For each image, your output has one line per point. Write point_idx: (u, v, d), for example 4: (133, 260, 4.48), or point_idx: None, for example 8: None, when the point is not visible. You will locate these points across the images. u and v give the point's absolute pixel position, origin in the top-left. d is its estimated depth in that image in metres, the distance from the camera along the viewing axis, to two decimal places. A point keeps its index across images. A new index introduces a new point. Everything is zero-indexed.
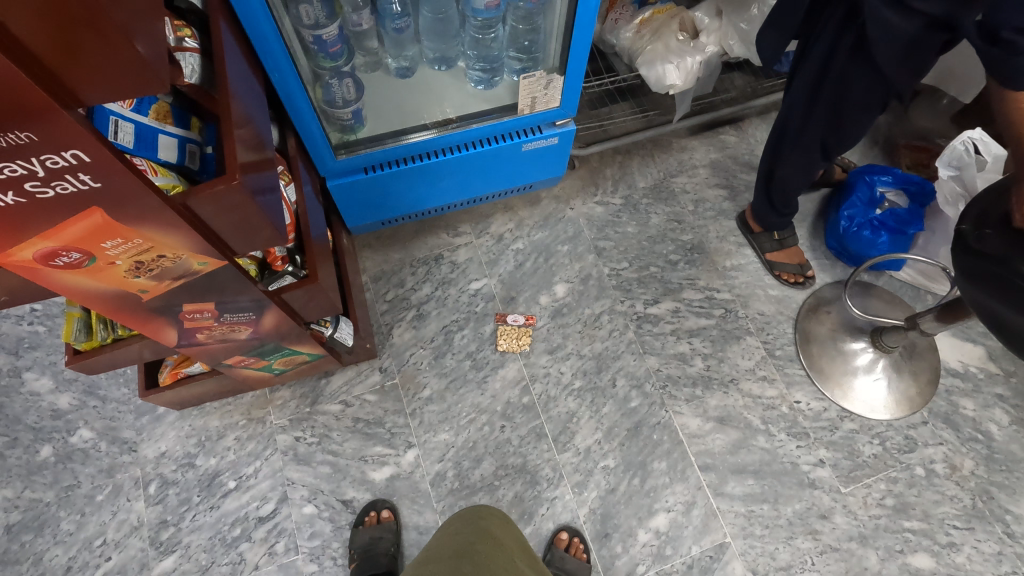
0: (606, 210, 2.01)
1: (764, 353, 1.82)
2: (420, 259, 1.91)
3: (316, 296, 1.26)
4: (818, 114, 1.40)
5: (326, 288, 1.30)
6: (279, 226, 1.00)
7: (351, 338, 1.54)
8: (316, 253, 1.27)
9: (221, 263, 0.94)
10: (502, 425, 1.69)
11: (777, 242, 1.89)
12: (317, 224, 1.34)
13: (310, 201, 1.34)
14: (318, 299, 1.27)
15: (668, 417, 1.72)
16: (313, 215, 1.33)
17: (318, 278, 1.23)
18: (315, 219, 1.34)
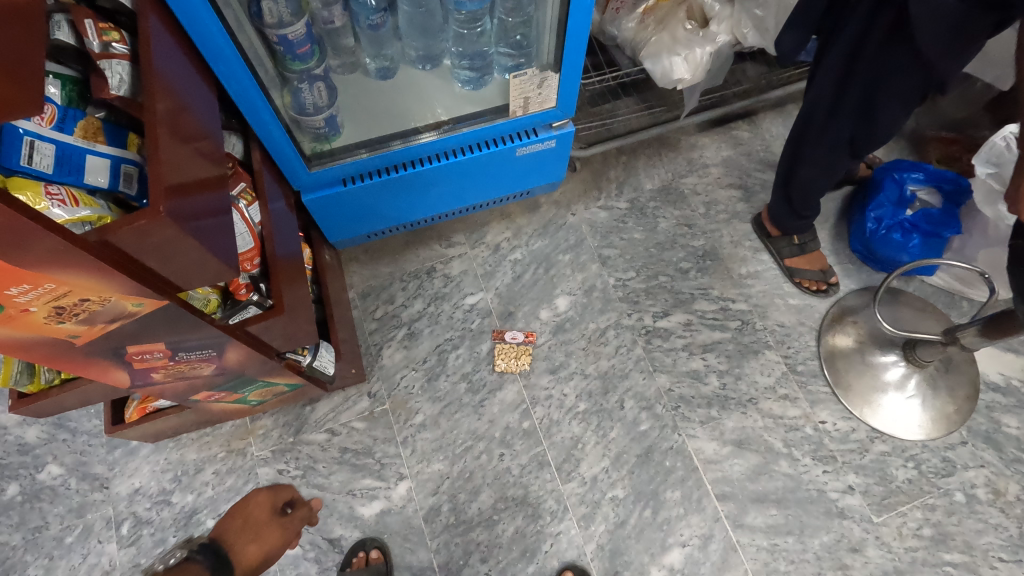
0: (610, 215, 1.86)
1: (785, 369, 1.67)
2: (411, 272, 1.78)
3: (286, 326, 1.14)
4: (844, 108, 1.25)
5: (299, 316, 1.17)
6: (225, 256, 0.89)
7: (332, 367, 1.41)
8: (286, 279, 1.14)
9: (162, 302, 0.82)
10: (501, 454, 1.56)
11: (796, 246, 1.75)
12: (288, 245, 1.22)
13: (280, 219, 1.22)
14: (290, 329, 1.15)
15: (681, 442, 1.58)
16: (283, 235, 1.21)
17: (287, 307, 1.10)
18: (286, 239, 1.21)
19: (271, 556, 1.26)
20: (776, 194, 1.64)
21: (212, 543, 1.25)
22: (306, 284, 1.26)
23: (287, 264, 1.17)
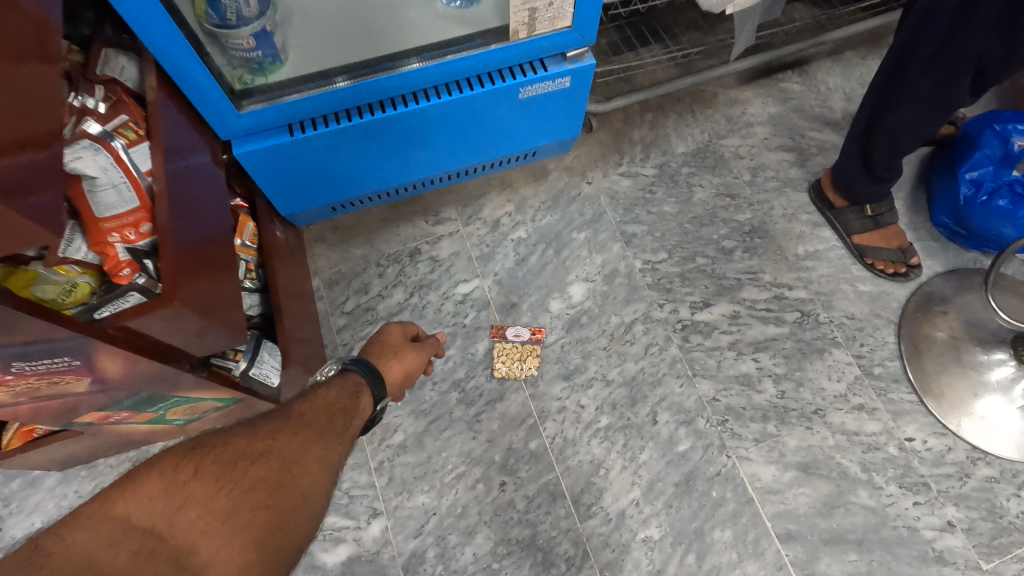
0: (634, 184, 1.52)
1: (859, 373, 1.33)
2: (390, 255, 1.44)
3: (194, 322, 0.80)
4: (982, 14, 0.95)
5: (214, 308, 0.84)
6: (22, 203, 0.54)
7: (277, 376, 1.07)
8: (192, 256, 0.81)
9: None
10: (502, 483, 1.23)
11: (869, 219, 1.40)
12: (203, 210, 0.88)
13: (191, 176, 0.88)
14: (199, 328, 0.81)
15: (730, 466, 1.25)
16: (195, 197, 0.87)
17: (187, 295, 0.76)
18: (200, 203, 0.88)
19: (410, 375, 1.10)
20: (849, 151, 1.30)
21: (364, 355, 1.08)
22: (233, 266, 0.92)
23: (197, 236, 0.84)
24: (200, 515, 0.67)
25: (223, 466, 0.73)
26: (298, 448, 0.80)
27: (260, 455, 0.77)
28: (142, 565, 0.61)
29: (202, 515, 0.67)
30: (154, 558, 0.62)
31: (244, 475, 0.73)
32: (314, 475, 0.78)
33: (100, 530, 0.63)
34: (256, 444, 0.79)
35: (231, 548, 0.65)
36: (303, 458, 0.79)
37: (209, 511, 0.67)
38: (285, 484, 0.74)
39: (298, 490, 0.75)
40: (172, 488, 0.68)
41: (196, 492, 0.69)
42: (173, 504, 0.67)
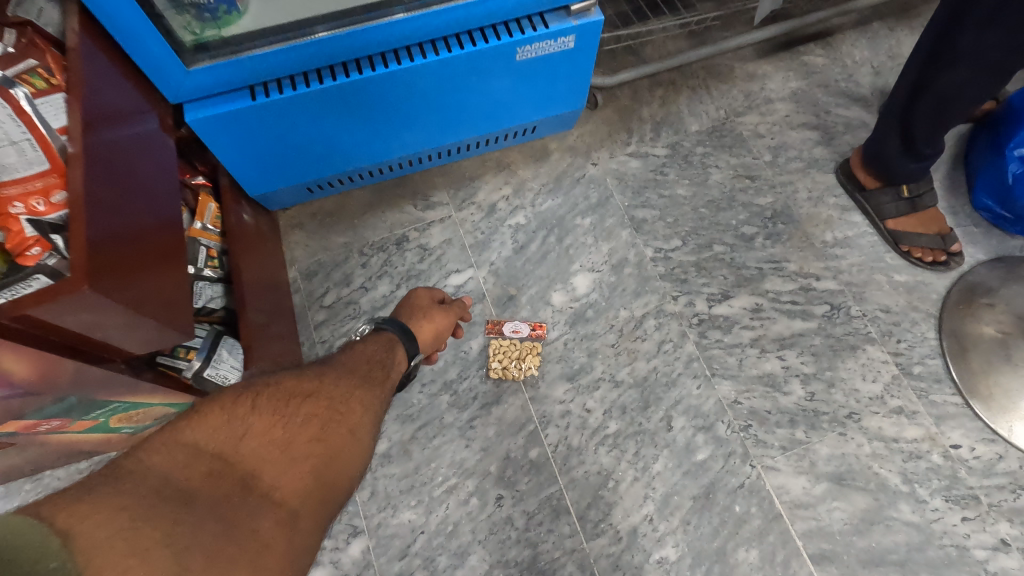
0: (644, 165, 1.38)
1: (897, 373, 1.19)
2: (375, 243, 1.30)
3: (118, 316, 0.65)
4: None
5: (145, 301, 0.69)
6: None
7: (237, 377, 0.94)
8: (117, 236, 0.67)
9: None
10: (498, 498, 1.10)
11: (906, 201, 1.26)
12: (137, 187, 0.75)
13: (123, 145, 0.75)
14: (124, 325, 0.67)
15: (755, 477, 1.11)
16: (126, 169, 0.74)
17: (104, 280, 0.62)
18: (133, 177, 0.74)
19: (439, 335, 1.05)
20: (885, 125, 1.17)
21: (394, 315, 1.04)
22: (175, 252, 0.78)
23: (125, 214, 0.70)
24: (264, 444, 0.66)
25: (276, 402, 0.72)
26: (342, 391, 0.81)
27: (310, 395, 0.76)
28: (219, 487, 0.59)
29: (264, 444, 0.66)
30: (228, 481, 0.60)
31: (296, 411, 0.72)
32: (359, 415, 0.79)
33: (168, 454, 0.59)
34: (304, 385, 0.78)
35: (295, 475, 0.66)
36: (346, 399, 0.80)
37: (271, 440, 0.67)
38: (335, 422, 0.75)
39: (346, 429, 0.76)
40: (233, 418, 0.66)
41: (258, 423, 0.67)
42: (237, 433, 0.65)
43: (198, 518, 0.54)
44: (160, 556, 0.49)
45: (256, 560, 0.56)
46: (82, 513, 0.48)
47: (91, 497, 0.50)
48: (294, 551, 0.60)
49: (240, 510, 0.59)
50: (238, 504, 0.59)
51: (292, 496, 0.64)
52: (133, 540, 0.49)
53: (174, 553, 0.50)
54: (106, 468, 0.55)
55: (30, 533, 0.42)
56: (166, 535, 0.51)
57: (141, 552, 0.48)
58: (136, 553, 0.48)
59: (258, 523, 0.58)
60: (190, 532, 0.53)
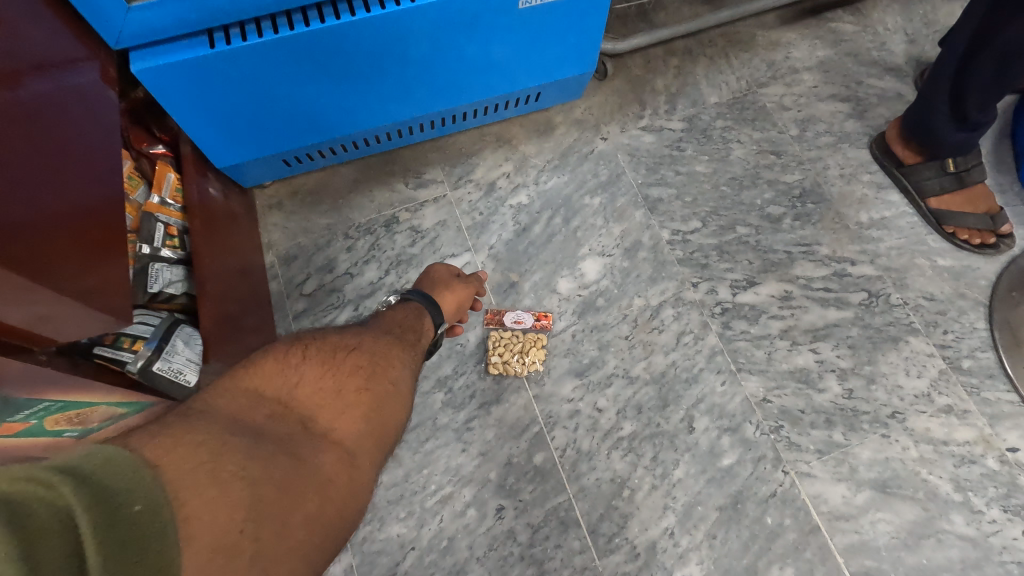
0: (658, 140, 1.26)
1: (945, 368, 1.07)
2: (362, 225, 1.18)
3: (54, 307, 0.55)
4: None
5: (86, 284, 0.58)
6: None
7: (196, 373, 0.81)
8: (38, 207, 0.55)
9: None
10: (499, 509, 0.97)
11: (951, 175, 1.14)
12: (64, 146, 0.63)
13: (44, 97, 0.63)
14: (63, 316, 0.56)
15: (789, 485, 0.98)
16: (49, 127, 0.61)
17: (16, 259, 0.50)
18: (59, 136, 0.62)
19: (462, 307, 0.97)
20: (931, 91, 1.06)
21: (417, 285, 0.97)
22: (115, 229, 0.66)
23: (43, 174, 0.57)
24: (318, 390, 0.64)
25: (325, 351, 0.70)
26: (386, 344, 0.78)
27: (354, 347, 0.73)
28: (280, 429, 0.58)
29: (318, 391, 0.64)
30: (288, 424, 0.59)
31: (345, 360, 0.71)
32: (402, 368, 0.76)
33: (232, 399, 0.59)
34: (347, 339, 0.75)
35: (350, 420, 0.64)
36: (391, 351, 0.77)
37: (324, 387, 0.65)
38: (383, 370, 0.73)
39: (390, 380, 0.72)
40: (287, 366, 0.65)
41: (310, 371, 0.66)
42: (291, 380, 0.64)
43: (269, 453, 0.53)
44: (237, 489, 0.47)
45: (323, 496, 0.54)
46: (163, 444, 0.45)
47: (168, 431, 0.48)
48: (356, 491, 0.58)
49: (301, 450, 0.57)
50: (299, 445, 0.57)
51: (350, 438, 0.62)
52: (211, 471, 0.46)
53: (248, 486, 0.48)
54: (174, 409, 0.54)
55: (120, 465, 0.39)
56: (239, 469, 0.48)
57: (221, 483, 0.46)
58: (215, 485, 0.45)
59: (321, 462, 0.57)
60: (260, 466, 0.50)
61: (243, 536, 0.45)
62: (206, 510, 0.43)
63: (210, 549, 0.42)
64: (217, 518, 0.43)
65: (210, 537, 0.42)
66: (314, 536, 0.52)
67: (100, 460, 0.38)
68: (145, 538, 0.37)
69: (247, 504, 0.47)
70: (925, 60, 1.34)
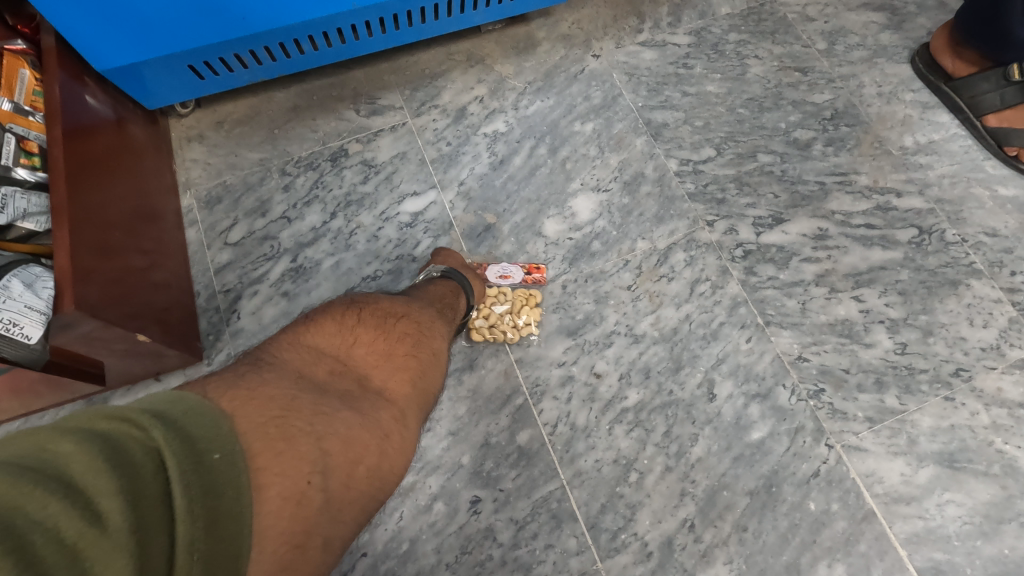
0: (661, 57, 1.05)
1: (1016, 316, 0.88)
2: (302, 158, 0.96)
3: None
4: None
5: None
6: None
7: (48, 326, 0.61)
8: None
9: None
10: (473, 502, 0.77)
11: (1016, 86, 0.93)
12: None
13: None
14: None
15: (835, 462, 0.79)
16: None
17: None
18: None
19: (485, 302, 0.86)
20: None
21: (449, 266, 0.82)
22: None
23: None
24: (372, 352, 0.59)
25: (378, 314, 0.64)
26: (430, 316, 0.71)
27: (402, 315, 0.66)
28: (340, 385, 0.52)
29: (373, 353, 0.59)
30: (346, 381, 0.53)
31: (395, 325, 0.64)
32: (440, 339, 0.69)
33: (295, 350, 0.53)
34: (397, 305, 0.68)
35: (401, 382, 0.58)
36: (436, 322, 0.70)
37: (378, 349, 0.59)
38: (426, 340, 0.66)
39: (430, 349, 0.66)
40: (344, 325, 0.59)
41: (366, 332, 0.60)
42: (346, 341, 0.57)
43: (334, 409, 0.47)
44: (305, 443, 0.42)
45: (382, 450, 0.50)
46: (234, 397, 0.41)
47: (241, 382, 0.43)
48: (404, 450, 0.53)
49: (361, 404, 0.51)
50: (359, 399, 0.52)
51: (401, 398, 0.57)
52: (281, 425, 0.41)
53: (316, 440, 0.43)
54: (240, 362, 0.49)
55: (199, 414, 0.36)
56: (306, 423, 0.43)
57: (290, 439, 0.41)
58: (285, 438, 0.40)
59: (378, 417, 0.51)
60: (325, 422, 0.45)
61: (311, 487, 0.41)
62: (275, 463, 0.38)
63: (280, 498, 0.37)
64: (285, 469, 0.39)
65: (280, 487, 0.38)
66: (372, 491, 0.47)
67: (183, 409, 0.36)
68: (226, 482, 0.33)
69: (315, 455, 0.42)
70: None
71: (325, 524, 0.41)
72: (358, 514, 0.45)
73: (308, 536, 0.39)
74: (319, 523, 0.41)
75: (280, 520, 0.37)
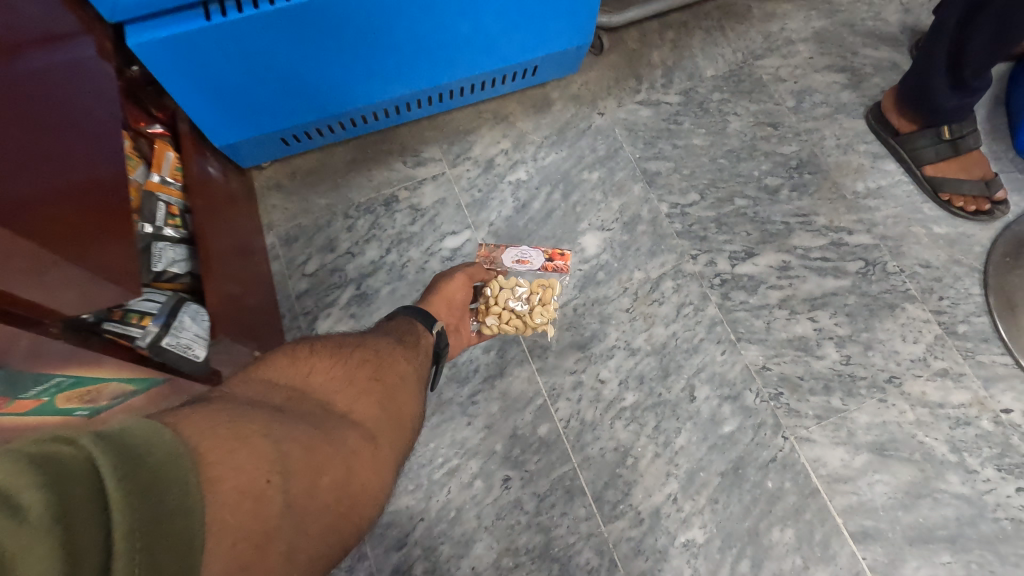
0: (656, 114, 1.26)
1: (940, 333, 1.08)
2: (362, 204, 1.18)
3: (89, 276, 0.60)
4: None
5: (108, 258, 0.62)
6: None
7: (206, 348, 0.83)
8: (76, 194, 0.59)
9: None
10: (505, 480, 0.99)
11: (947, 143, 1.15)
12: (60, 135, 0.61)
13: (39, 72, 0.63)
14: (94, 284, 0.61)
15: (788, 450, 1.00)
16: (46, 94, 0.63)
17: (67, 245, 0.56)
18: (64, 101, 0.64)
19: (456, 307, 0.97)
20: (928, 62, 1.06)
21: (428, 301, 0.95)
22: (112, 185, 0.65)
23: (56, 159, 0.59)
24: (330, 378, 0.67)
25: (332, 347, 0.73)
26: (386, 344, 0.79)
27: (358, 343, 0.75)
28: (298, 408, 0.59)
29: (330, 380, 0.67)
30: (307, 404, 0.61)
31: (352, 353, 0.73)
32: (405, 363, 0.77)
33: (252, 385, 0.61)
34: (348, 338, 0.77)
35: (366, 405, 0.67)
36: (392, 350, 0.78)
37: (336, 376, 0.68)
38: (387, 366, 0.74)
39: (396, 373, 0.74)
40: (297, 359, 0.67)
41: (320, 361, 0.68)
42: (303, 370, 0.66)
43: (289, 424, 0.54)
44: (260, 444, 0.48)
45: (348, 466, 0.57)
46: (181, 416, 0.46)
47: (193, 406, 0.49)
48: (378, 469, 0.60)
49: (327, 426, 0.59)
50: (320, 420, 0.59)
51: (366, 420, 0.65)
52: (234, 429, 0.48)
53: (273, 442, 0.50)
54: (198, 397, 0.56)
55: (131, 428, 0.41)
56: (261, 428, 0.50)
57: (244, 440, 0.47)
58: (240, 439, 0.47)
59: (346, 436, 0.59)
60: (281, 430, 0.52)
61: (270, 486, 0.47)
62: (233, 461, 0.45)
63: (237, 491, 0.43)
64: (241, 467, 0.45)
65: (236, 481, 0.44)
66: (337, 501, 0.53)
67: (121, 421, 0.41)
68: (164, 478, 0.39)
69: (273, 458, 0.48)
70: (920, 28, 1.34)
71: (287, 528, 0.47)
72: (325, 527, 0.51)
73: (265, 535, 0.45)
74: (278, 524, 0.46)
75: (238, 511, 0.43)
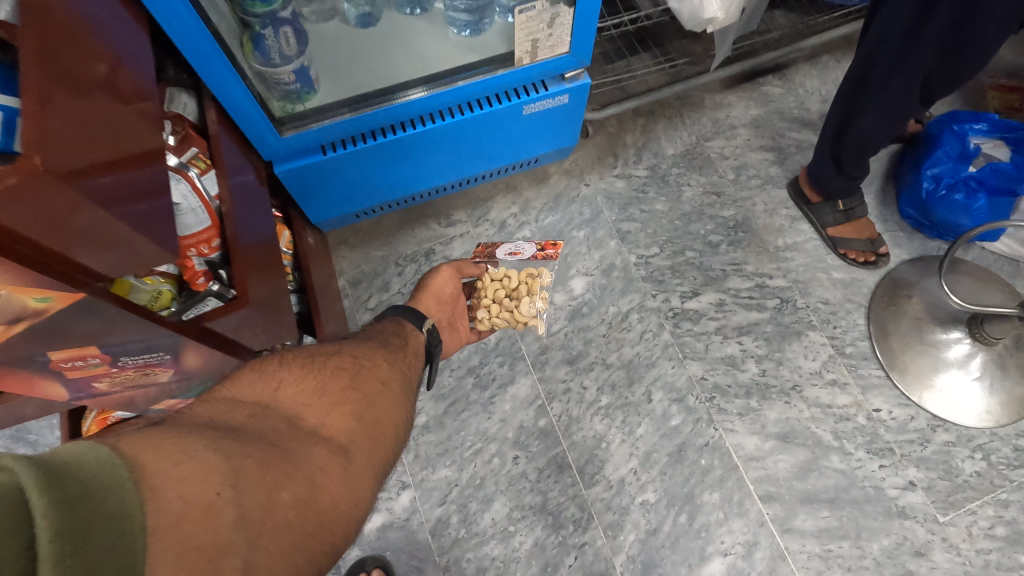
0: (628, 184, 1.66)
1: (833, 353, 1.48)
2: (408, 255, 1.58)
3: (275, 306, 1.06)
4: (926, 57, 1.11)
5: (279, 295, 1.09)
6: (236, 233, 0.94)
7: None
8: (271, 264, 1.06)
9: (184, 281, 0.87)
10: (515, 457, 1.39)
11: (841, 213, 1.54)
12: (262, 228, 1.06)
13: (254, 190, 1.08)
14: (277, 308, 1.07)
15: (718, 437, 1.40)
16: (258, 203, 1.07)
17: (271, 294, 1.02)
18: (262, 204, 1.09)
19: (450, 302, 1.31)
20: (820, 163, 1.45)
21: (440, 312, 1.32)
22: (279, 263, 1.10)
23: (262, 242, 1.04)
24: (299, 393, 0.76)
25: (301, 359, 0.83)
26: (357, 353, 0.92)
27: (333, 353, 0.89)
28: (263, 424, 0.68)
29: (298, 392, 0.76)
30: (271, 419, 0.70)
31: (323, 364, 0.84)
32: (381, 367, 0.92)
33: (215, 404, 0.69)
34: (324, 347, 0.90)
35: (338, 416, 0.76)
36: (367, 360, 0.91)
37: (304, 390, 0.77)
38: (362, 373, 0.87)
39: (375, 381, 0.88)
40: (264, 374, 0.77)
41: (288, 375, 0.78)
42: (272, 386, 0.76)
43: (249, 443, 0.60)
44: (213, 460, 0.54)
45: (308, 482, 0.62)
46: (133, 440, 0.51)
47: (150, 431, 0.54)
48: (345, 480, 0.67)
49: (291, 444, 0.66)
50: (288, 431, 0.68)
51: (337, 433, 0.74)
52: (181, 446, 0.53)
53: (224, 457, 0.55)
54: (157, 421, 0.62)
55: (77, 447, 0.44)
56: (212, 446, 0.55)
57: (191, 455, 0.52)
58: (186, 454, 0.52)
59: (309, 453, 0.66)
60: (235, 447, 0.58)
61: (220, 498, 0.51)
62: (181, 473, 0.50)
63: (183, 500, 0.48)
64: (186, 478, 0.50)
65: (181, 492, 0.49)
66: (297, 510, 0.58)
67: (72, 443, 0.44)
68: (96, 494, 0.42)
69: (222, 473, 0.53)
70: None
71: (240, 540, 0.51)
72: (284, 542, 0.56)
73: (219, 547, 0.49)
74: (230, 538, 0.50)
75: (184, 517, 0.48)
